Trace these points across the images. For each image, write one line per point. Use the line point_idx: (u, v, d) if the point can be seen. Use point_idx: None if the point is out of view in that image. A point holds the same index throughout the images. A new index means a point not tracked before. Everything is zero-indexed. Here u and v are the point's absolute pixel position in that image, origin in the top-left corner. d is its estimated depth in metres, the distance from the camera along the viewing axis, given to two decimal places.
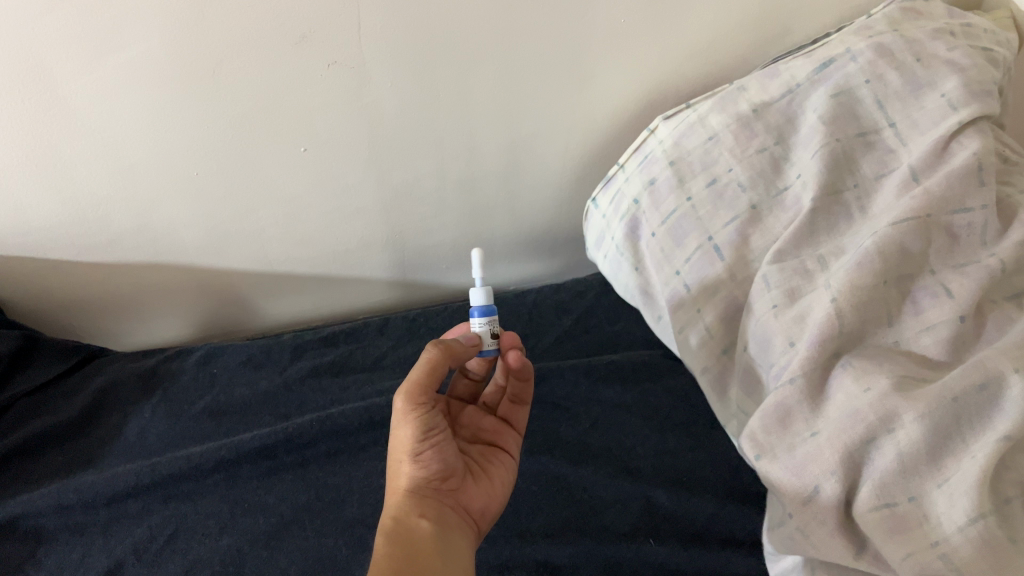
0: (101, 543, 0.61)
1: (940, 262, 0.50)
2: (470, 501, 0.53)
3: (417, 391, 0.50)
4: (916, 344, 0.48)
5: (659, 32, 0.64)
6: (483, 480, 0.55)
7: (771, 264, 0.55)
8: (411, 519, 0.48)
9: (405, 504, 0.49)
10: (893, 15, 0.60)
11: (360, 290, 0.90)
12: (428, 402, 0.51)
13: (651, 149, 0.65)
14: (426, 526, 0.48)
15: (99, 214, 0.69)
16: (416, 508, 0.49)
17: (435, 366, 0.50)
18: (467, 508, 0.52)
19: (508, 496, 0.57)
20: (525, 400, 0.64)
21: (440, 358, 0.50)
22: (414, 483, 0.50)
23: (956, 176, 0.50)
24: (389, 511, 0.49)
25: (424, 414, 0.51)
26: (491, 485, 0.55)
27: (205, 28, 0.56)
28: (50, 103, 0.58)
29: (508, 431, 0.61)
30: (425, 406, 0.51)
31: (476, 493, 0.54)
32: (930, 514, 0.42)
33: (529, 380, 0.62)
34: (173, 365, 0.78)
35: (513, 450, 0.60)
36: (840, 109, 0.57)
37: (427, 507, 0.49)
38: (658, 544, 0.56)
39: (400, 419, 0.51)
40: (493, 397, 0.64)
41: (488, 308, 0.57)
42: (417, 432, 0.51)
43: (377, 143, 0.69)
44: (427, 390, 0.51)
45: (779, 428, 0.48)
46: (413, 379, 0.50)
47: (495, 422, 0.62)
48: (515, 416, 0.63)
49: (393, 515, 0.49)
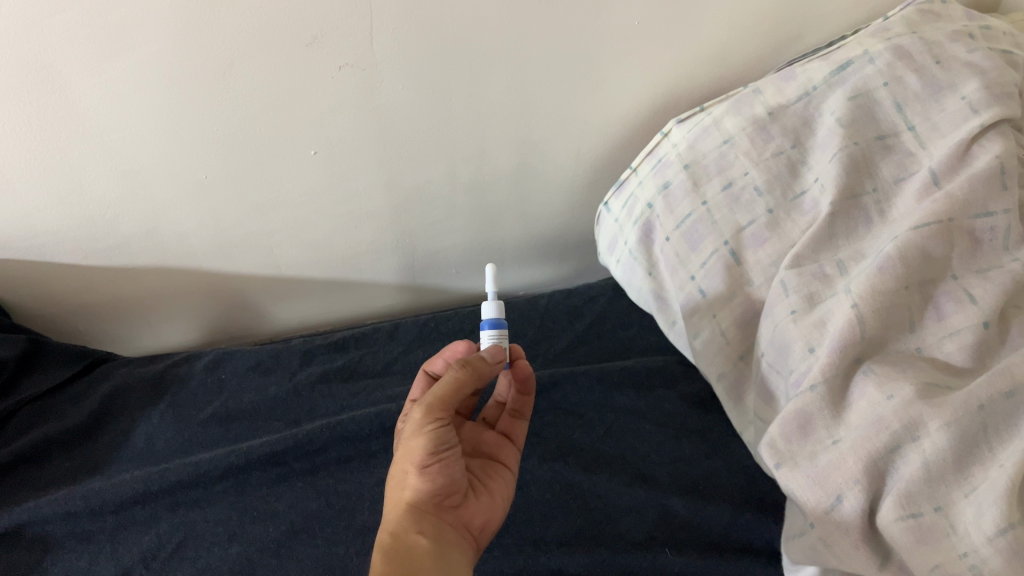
0: (109, 551, 0.61)
1: (962, 267, 0.49)
2: (470, 517, 0.52)
3: (438, 405, 0.50)
4: (938, 351, 0.47)
5: (673, 36, 0.63)
6: (484, 495, 0.54)
7: (788, 269, 0.54)
8: (410, 535, 0.47)
9: (404, 518, 0.48)
10: (911, 17, 0.59)
11: (370, 295, 0.90)
12: (446, 416, 0.50)
13: (665, 153, 0.64)
14: (425, 543, 0.47)
15: (107, 217, 0.69)
16: (415, 525, 0.48)
17: (462, 386, 0.50)
18: (467, 524, 0.52)
19: (507, 512, 0.56)
20: (525, 414, 0.63)
21: (468, 380, 0.50)
22: (416, 497, 0.49)
23: (979, 179, 0.49)
24: (388, 525, 0.49)
25: (437, 428, 0.49)
26: (492, 501, 0.54)
27: (215, 28, 0.55)
28: (60, 105, 0.58)
29: (508, 446, 0.60)
30: (441, 420, 0.50)
31: (477, 509, 0.53)
32: (957, 525, 0.41)
33: (529, 394, 0.62)
34: (182, 370, 0.78)
35: (514, 464, 0.59)
36: (858, 111, 0.56)
37: (426, 524, 0.49)
38: (675, 554, 0.55)
39: (413, 429, 0.50)
40: (493, 412, 0.64)
41: (497, 321, 0.57)
42: (429, 445, 0.49)
43: (387, 147, 0.68)
44: (447, 405, 0.50)
45: (799, 435, 0.47)
46: (435, 394, 0.50)
47: (495, 436, 0.61)
48: (515, 431, 0.62)
49: (392, 530, 0.48)
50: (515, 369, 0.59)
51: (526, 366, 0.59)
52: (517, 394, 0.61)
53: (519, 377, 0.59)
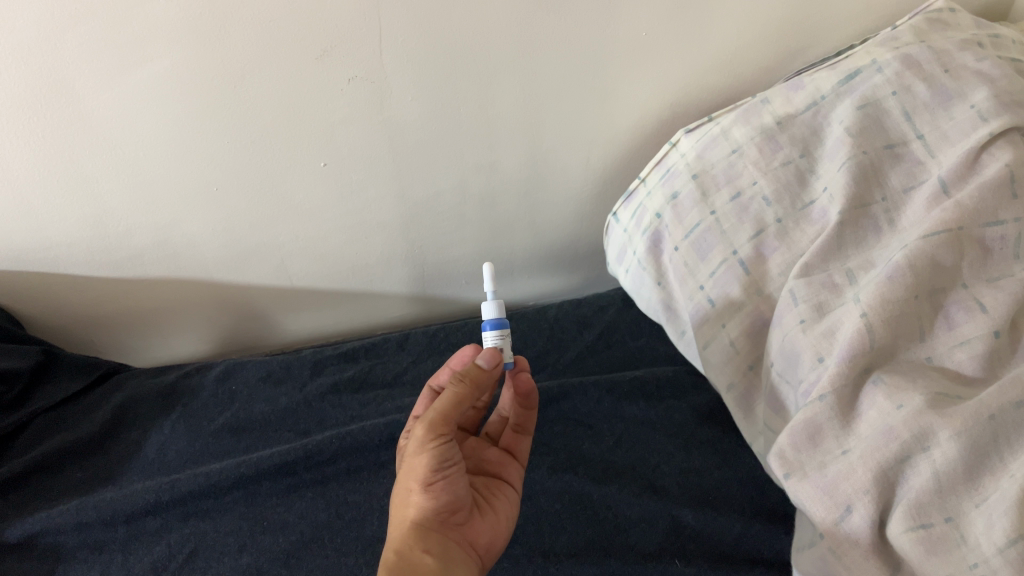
0: (120, 561, 0.61)
1: (973, 275, 0.49)
2: (476, 536, 0.52)
3: (440, 421, 0.51)
4: (949, 360, 0.47)
5: (681, 46, 0.64)
6: (490, 513, 0.54)
7: (797, 278, 0.54)
8: (416, 554, 0.48)
9: (409, 536, 0.49)
10: (919, 26, 0.60)
11: (381, 305, 0.90)
12: (447, 433, 0.51)
13: (673, 163, 0.65)
14: (430, 562, 0.47)
15: (120, 230, 0.70)
16: (421, 543, 0.48)
17: (462, 401, 0.51)
18: (473, 543, 0.51)
19: (511, 533, 0.55)
20: (528, 430, 0.63)
21: (467, 394, 0.51)
22: (423, 515, 0.49)
23: (989, 189, 0.49)
24: (393, 542, 0.49)
25: (440, 445, 0.50)
26: (496, 519, 0.54)
27: (225, 43, 0.55)
28: (72, 119, 0.58)
29: (512, 463, 0.60)
30: (444, 436, 0.50)
31: (483, 528, 0.53)
32: (968, 536, 0.40)
33: (531, 409, 0.63)
34: (193, 381, 0.78)
35: (517, 482, 0.59)
36: (866, 120, 0.56)
37: (432, 542, 0.49)
38: (684, 565, 0.55)
39: (416, 447, 0.50)
40: (495, 428, 0.64)
41: (499, 321, 0.56)
42: (433, 462, 0.49)
43: (396, 157, 0.68)
44: (449, 421, 0.51)
45: (809, 445, 0.47)
46: (438, 410, 0.51)
47: (498, 452, 0.61)
48: (518, 446, 0.62)
49: (397, 548, 0.48)
50: (517, 384, 0.59)
51: (527, 379, 0.59)
52: (521, 409, 0.62)
53: (521, 392, 0.60)
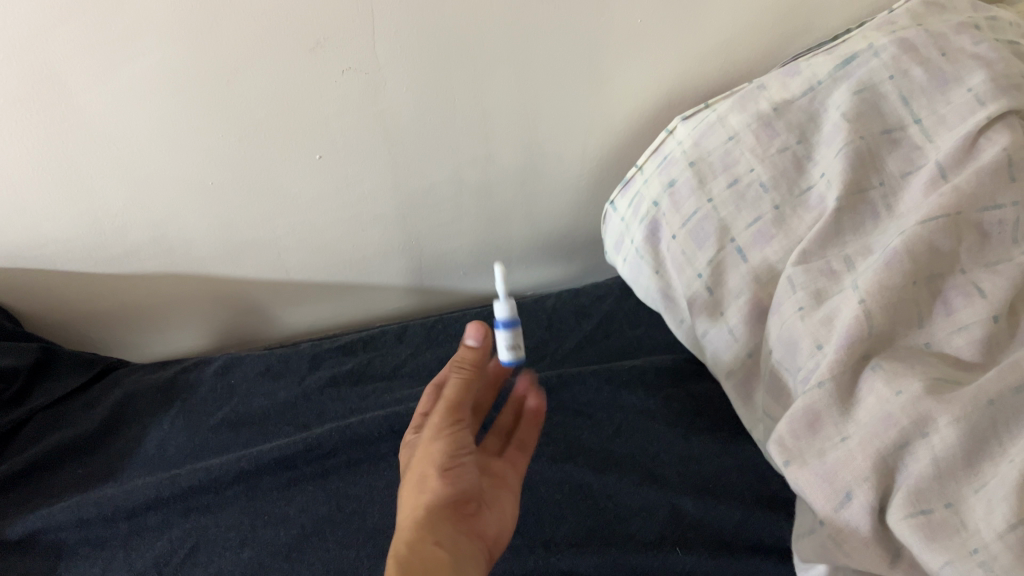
0: (122, 557, 0.61)
1: (971, 261, 0.49)
2: (484, 527, 0.52)
3: (453, 407, 0.53)
4: (948, 345, 0.47)
5: (676, 34, 0.63)
6: (496, 506, 0.54)
7: (795, 266, 0.53)
8: (428, 544, 0.47)
9: (421, 526, 0.48)
10: (915, 10, 0.59)
11: (379, 298, 0.90)
12: (461, 420, 0.53)
13: (670, 150, 0.64)
14: (443, 552, 0.46)
15: (116, 225, 0.69)
16: (433, 533, 0.47)
17: (469, 386, 0.54)
18: (481, 535, 0.51)
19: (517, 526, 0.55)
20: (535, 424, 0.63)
21: (472, 378, 0.54)
22: (435, 504, 0.49)
23: (986, 173, 0.49)
24: (404, 534, 0.48)
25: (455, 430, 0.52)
26: (504, 512, 0.54)
27: (217, 35, 0.55)
28: (65, 115, 0.58)
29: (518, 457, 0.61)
30: (459, 422, 0.53)
31: (490, 520, 0.53)
32: (967, 521, 0.40)
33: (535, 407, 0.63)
34: (192, 376, 0.78)
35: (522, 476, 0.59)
36: (863, 105, 0.56)
37: (443, 532, 0.48)
38: (685, 553, 0.55)
39: (433, 434, 0.52)
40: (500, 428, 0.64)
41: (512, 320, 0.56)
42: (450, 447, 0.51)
43: (391, 148, 0.68)
44: (461, 407, 0.54)
45: (808, 432, 0.47)
46: (450, 397, 0.53)
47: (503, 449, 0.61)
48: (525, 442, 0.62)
49: (409, 539, 0.47)
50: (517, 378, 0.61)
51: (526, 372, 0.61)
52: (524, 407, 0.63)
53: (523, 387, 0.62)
